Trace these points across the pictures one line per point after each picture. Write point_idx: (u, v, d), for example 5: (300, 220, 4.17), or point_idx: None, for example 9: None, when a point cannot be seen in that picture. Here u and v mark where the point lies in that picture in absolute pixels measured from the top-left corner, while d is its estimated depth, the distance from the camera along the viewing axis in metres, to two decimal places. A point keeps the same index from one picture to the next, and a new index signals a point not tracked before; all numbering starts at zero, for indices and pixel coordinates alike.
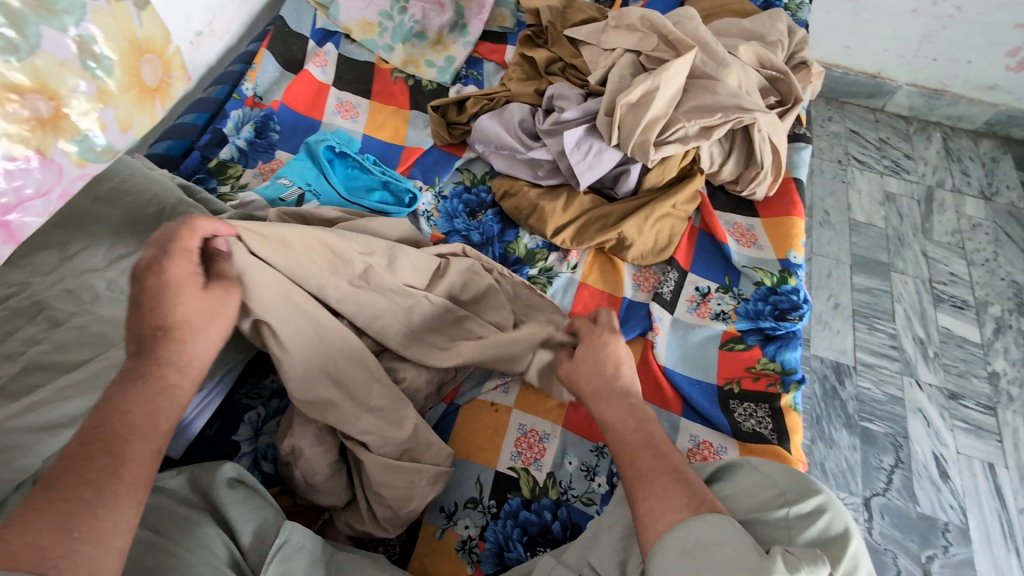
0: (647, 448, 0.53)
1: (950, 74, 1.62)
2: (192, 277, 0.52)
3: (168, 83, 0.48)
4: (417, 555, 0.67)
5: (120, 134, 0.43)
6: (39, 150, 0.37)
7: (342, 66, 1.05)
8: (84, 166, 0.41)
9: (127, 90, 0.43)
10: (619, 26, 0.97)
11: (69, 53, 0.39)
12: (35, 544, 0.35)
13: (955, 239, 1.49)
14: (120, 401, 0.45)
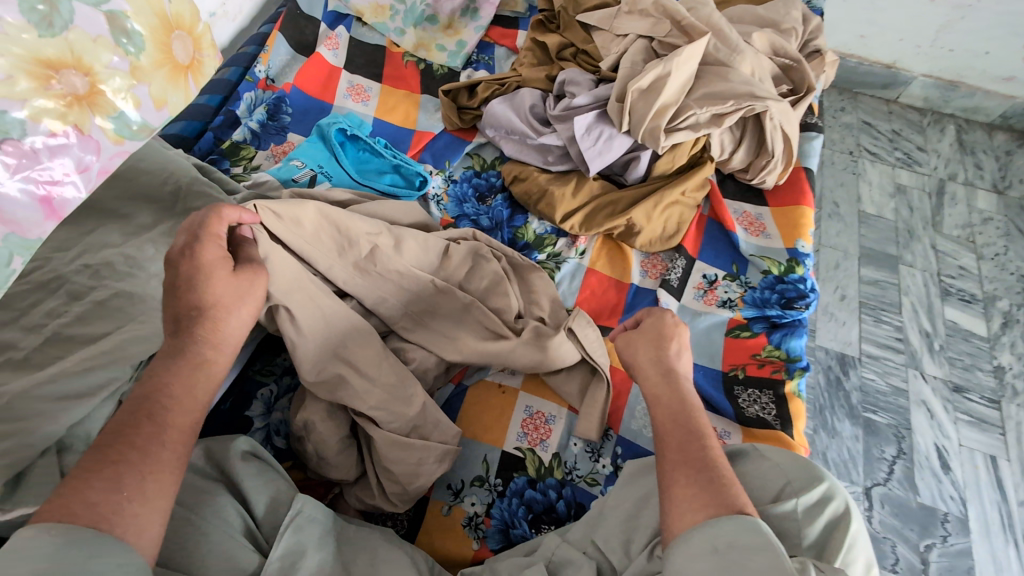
0: (687, 440, 0.53)
1: (966, 65, 1.60)
2: (221, 261, 0.54)
3: (198, 61, 0.49)
4: (425, 530, 0.69)
5: (156, 111, 0.43)
6: (77, 126, 0.39)
7: (354, 49, 1.06)
8: (121, 143, 0.42)
9: (159, 67, 0.44)
10: (632, 11, 0.96)
11: (102, 28, 0.40)
12: (88, 499, 0.39)
13: (965, 233, 1.48)
14: (164, 378, 0.48)
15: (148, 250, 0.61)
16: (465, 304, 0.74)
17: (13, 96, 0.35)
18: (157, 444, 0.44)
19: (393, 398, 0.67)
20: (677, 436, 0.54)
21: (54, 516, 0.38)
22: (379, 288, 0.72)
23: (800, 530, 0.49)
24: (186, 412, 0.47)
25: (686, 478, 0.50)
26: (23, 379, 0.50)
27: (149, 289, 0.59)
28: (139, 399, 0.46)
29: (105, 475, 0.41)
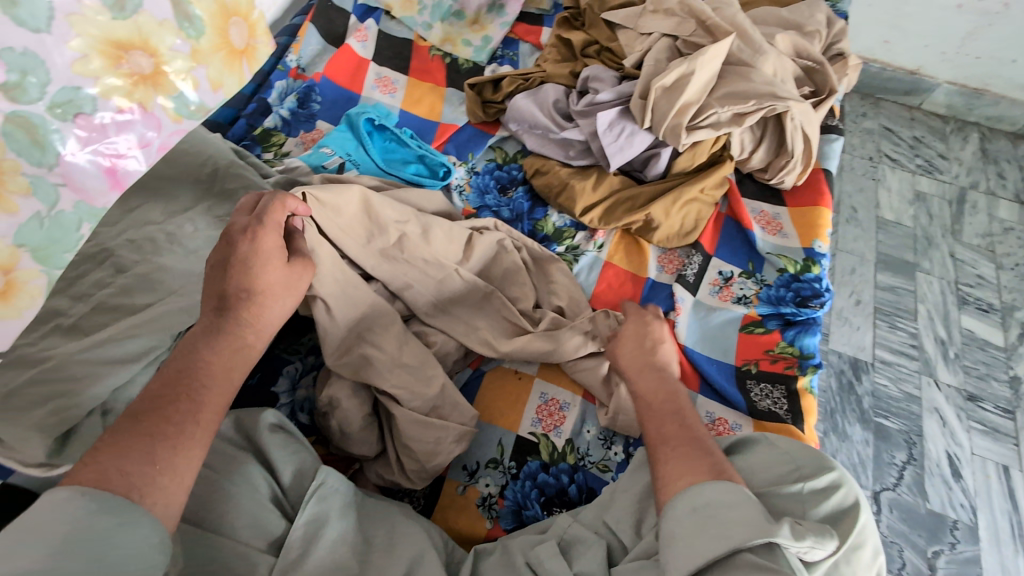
0: (674, 421, 0.60)
1: (992, 73, 1.58)
2: (275, 249, 0.58)
3: (252, 47, 0.52)
4: (440, 508, 0.72)
5: (212, 92, 0.47)
6: (141, 104, 0.42)
7: (382, 42, 1.08)
8: (179, 121, 0.45)
9: (216, 51, 0.47)
10: (658, 10, 0.97)
11: (167, 13, 0.43)
12: (123, 469, 0.41)
13: (985, 242, 1.48)
14: (204, 355, 0.50)
15: (187, 228, 0.64)
16: (487, 292, 0.77)
17: (87, 74, 0.39)
18: (191, 422, 0.46)
19: (415, 377, 0.70)
20: (663, 417, 0.61)
21: (88, 480, 0.40)
22: (405, 273, 0.75)
23: (807, 509, 0.50)
24: (219, 395, 0.49)
25: (670, 449, 0.56)
26: (72, 344, 0.54)
27: (187, 264, 0.62)
28: (177, 372, 0.49)
29: (139, 447, 0.43)
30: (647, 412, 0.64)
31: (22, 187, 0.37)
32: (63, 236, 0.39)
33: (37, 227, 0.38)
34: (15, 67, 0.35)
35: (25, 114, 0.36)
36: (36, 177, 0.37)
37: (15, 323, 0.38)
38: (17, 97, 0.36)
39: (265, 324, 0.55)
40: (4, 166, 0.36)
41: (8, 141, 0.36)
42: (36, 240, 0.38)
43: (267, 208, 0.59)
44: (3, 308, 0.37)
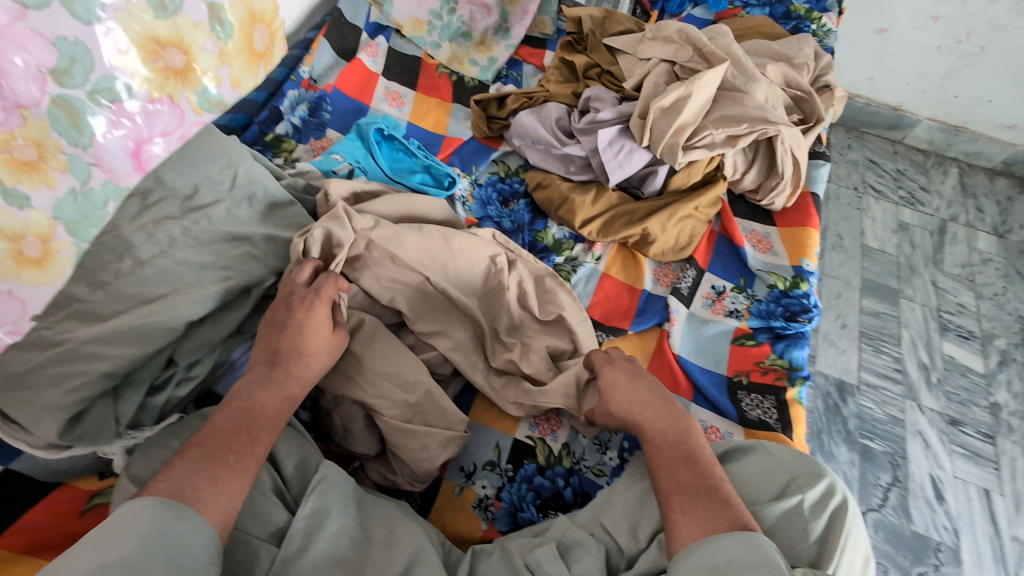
0: (687, 465, 0.57)
1: (970, 111, 1.67)
2: (325, 321, 0.63)
3: (270, 51, 0.55)
4: (437, 508, 0.73)
5: (232, 90, 0.49)
6: (169, 96, 0.44)
7: (391, 58, 1.12)
8: (200, 114, 0.47)
9: (240, 53, 0.49)
10: (656, 38, 1.03)
11: (202, 15, 0.45)
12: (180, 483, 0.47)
13: (965, 272, 1.53)
14: (259, 397, 0.57)
15: (202, 224, 0.66)
16: (469, 309, 0.76)
17: (124, 64, 0.40)
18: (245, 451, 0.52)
19: (397, 385, 0.70)
20: (677, 460, 0.58)
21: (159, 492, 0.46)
22: (394, 276, 0.74)
23: (806, 525, 0.52)
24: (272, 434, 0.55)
25: (685, 500, 0.54)
26: (88, 328, 0.55)
27: (201, 258, 0.64)
28: (241, 410, 0.55)
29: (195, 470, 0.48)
30: (654, 458, 0.60)
31: (61, 164, 0.38)
32: (92, 212, 0.41)
33: (70, 203, 0.39)
34: (66, 54, 0.37)
35: (69, 97, 0.37)
36: (71, 155, 0.38)
37: (49, 289, 0.40)
38: (64, 82, 0.37)
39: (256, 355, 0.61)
40: (48, 145, 0.37)
41: (52, 122, 0.37)
42: (70, 215, 0.39)
43: (321, 283, 0.65)
44: (39, 274, 0.39)
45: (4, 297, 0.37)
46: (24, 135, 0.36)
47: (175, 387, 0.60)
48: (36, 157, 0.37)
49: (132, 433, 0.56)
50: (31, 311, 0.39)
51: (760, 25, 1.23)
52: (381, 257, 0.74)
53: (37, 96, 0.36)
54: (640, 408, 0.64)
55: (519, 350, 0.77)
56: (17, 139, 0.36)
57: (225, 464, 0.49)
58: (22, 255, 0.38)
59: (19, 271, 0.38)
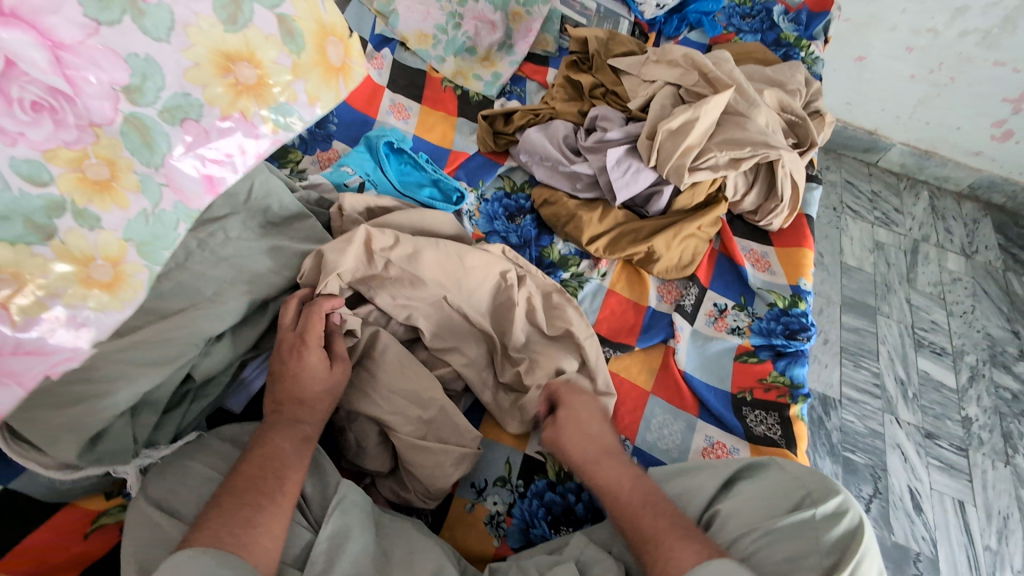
0: (649, 507, 0.58)
1: (940, 138, 1.74)
2: (320, 364, 0.63)
3: (349, 66, 0.60)
4: (449, 525, 0.72)
5: (309, 104, 0.54)
6: (242, 114, 0.49)
7: (396, 70, 1.12)
8: (276, 132, 0.52)
9: (315, 66, 0.55)
10: (661, 61, 1.06)
11: (273, 29, 0.51)
12: (229, 529, 0.49)
13: (937, 290, 1.59)
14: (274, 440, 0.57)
15: (219, 236, 0.66)
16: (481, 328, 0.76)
17: (196, 82, 0.47)
18: (277, 491, 0.53)
19: (412, 402, 0.69)
20: (638, 505, 0.59)
21: (205, 541, 0.47)
22: (409, 293, 0.74)
23: (819, 536, 0.53)
24: (296, 471, 0.56)
25: (656, 540, 0.54)
26: (107, 344, 0.54)
27: (217, 272, 0.63)
28: (262, 456, 0.56)
29: (239, 515, 0.50)
30: (618, 507, 0.60)
31: (133, 184, 0.44)
32: (164, 233, 0.46)
33: (142, 223, 0.44)
34: (137, 71, 0.43)
35: (141, 116, 0.44)
36: (145, 175, 0.44)
37: (117, 314, 0.43)
38: (136, 100, 0.44)
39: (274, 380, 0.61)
40: (120, 165, 0.43)
41: (125, 141, 0.43)
42: (141, 236, 0.44)
43: (308, 323, 0.64)
44: (108, 299, 0.43)
45: (69, 322, 0.41)
46: (96, 153, 0.42)
47: (189, 404, 0.61)
48: (109, 176, 0.43)
49: (148, 452, 0.56)
50: (97, 334, 0.43)
51: (753, 50, 1.27)
52: (399, 275, 0.74)
53: (111, 116, 0.43)
54: (594, 458, 0.64)
55: (527, 365, 0.76)
56: (90, 158, 0.42)
57: (264, 507, 0.51)
58: (92, 279, 0.42)
59: (88, 296, 0.42)
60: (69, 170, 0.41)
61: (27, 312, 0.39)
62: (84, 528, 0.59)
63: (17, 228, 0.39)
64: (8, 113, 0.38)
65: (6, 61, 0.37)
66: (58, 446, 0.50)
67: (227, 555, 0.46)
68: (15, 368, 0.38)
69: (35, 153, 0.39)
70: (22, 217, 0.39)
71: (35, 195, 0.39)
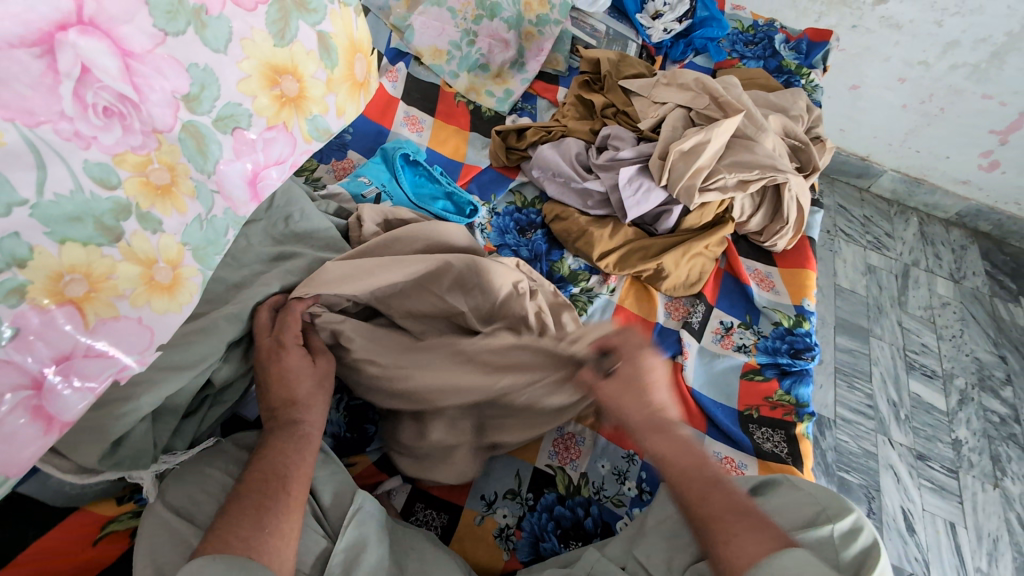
0: (716, 487, 0.55)
1: (930, 166, 1.79)
2: (302, 362, 0.62)
3: (368, 80, 0.65)
4: (459, 536, 0.72)
5: (337, 117, 0.59)
6: (284, 123, 0.53)
7: (411, 84, 1.14)
8: (310, 141, 0.56)
9: (343, 81, 0.59)
10: (672, 83, 1.09)
11: (313, 45, 0.54)
12: (241, 536, 0.48)
13: (927, 314, 1.62)
14: (276, 443, 0.57)
15: (240, 242, 0.67)
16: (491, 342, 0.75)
17: (246, 92, 0.49)
18: (284, 492, 0.53)
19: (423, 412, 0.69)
20: (705, 483, 0.55)
21: (216, 548, 0.47)
22: (419, 307, 0.73)
23: (838, 552, 0.54)
24: (303, 480, 0.55)
25: (730, 520, 0.51)
26: None
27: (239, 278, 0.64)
28: (274, 462, 0.55)
29: (248, 519, 0.50)
30: (681, 479, 0.56)
31: (189, 189, 0.45)
32: (216, 239, 0.47)
33: (197, 228, 0.45)
34: (196, 81, 0.45)
35: (197, 123, 0.46)
36: (199, 181, 0.46)
37: (176, 316, 0.44)
38: (193, 108, 0.45)
39: (294, 388, 0.61)
40: (179, 170, 0.44)
41: (182, 148, 0.45)
42: (196, 240, 0.45)
43: (284, 324, 0.63)
44: (168, 301, 0.43)
45: (136, 324, 0.41)
46: (159, 158, 0.43)
47: (207, 410, 0.61)
48: (170, 181, 0.44)
49: (165, 458, 0.56)
50: (158, 339, 0.42)
51: (756, 77, 1.30)
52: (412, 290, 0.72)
53: (171, 122, 0.44)
54: (638, 428, 0.61)
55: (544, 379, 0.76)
56: (153, 162, 0.43)
57: (277, 512, 0.51)
58: (155, 282, 0.42)
59: (151, 298, 0.42)
60: (134, 174, 0.41)
61: (99, 314, 0.39)
62: (93, 534, 0.58)
63: (88, 229, 0.38)
64: (83, 118, 0.39)
65: (81, 67, 0.38)
66: (80, 451, 0.50)
67: (235, 562, 0.45)
68: (87, 370, 0.38)
69: (104, 157, 0.40)
70: (93, 219, 0.39)
71: (105, 197, 0.39)
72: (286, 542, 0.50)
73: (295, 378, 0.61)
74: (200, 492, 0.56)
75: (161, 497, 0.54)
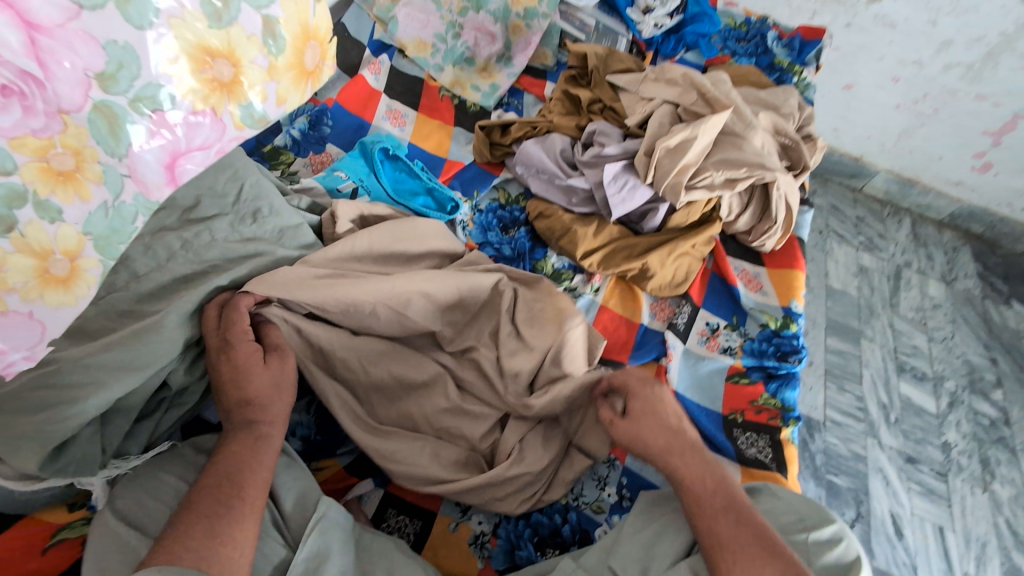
0: (731, 512, 0.55)
1: (923, 166, 1.77)
2: (254, 359, 0.59)
3: (320, 70, 0.54)
4: (432, 544, 0.69)
5: (276, 106, 0.48)
6: (214, 109, 0.43)
7: (394, 77, 1.11)
8: (242, 129, 0.46)
9: (290, 69, 0.48)
10: (660, 79, 1.06)
11: (256, 28, 0.44)
12: (190, 546, 0.46)
13: (918, 316, 1.61)
14: (231, 447, 0.54)
15: (204, 237, 0.65)
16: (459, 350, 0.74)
17: (171, 72, 0.40)
18: (239, 500, 0.50)
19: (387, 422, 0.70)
20: (721, 507, 0.56)
21: (163, 560, 0.44)
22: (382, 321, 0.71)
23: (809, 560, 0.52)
24: (261, 487, 0.53)
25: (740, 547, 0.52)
26: (78, 350, 0.52)
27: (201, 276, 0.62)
28: (229, 468, 0.52)
29: (201, 526, 0.47)
30: (694, 499, 0.58)
31: (95, 175, 0.38)
32: (121, 227, 0.41)
33: (101, 216, 0.40)
34: (113, 59, 0.37)
35: (111, 104, 0.38)
36: (106, 165, 0.39)
37: (71, 309, 0.40)
38: (108, 88, 0.37)
39: (255, 391, 0.58)
40: (86, 154, 0.38)
41: (91, 130, 0.37)
42: (100, 230, 0.40)
43: (232, 320, 0.60)
44: (63, 295, 0.39)
45: (25, 319, 0.38)
46: (63, 142, 0.37)
47: (163, 413, 0.60)
48: (73, 167, 0.38)
49: (117, 463, 0.55)
50: (51, 333, 0.40)
51: (748, 73, 1.28)
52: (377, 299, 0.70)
53: (80, 101, 0.37)
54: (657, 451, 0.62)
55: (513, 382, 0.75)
56: (56, 146, 0.37)
57: (231, 520, 0.48)
58: (48, 274, 0.38)
59: (44, 291, 0.38)
60: (33, 159, 0.36)
61: None
62: (44, 541, 0.55)
63: None
64: None
65: None
66: (22, 456, 0.48)
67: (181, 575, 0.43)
68: None
69: None
70: None
71: None
72: (238, 552, 0.47)
73: (258, 381, 0.59)
74: (151, 499, 0.53)
75: (111, 503, 0.52)
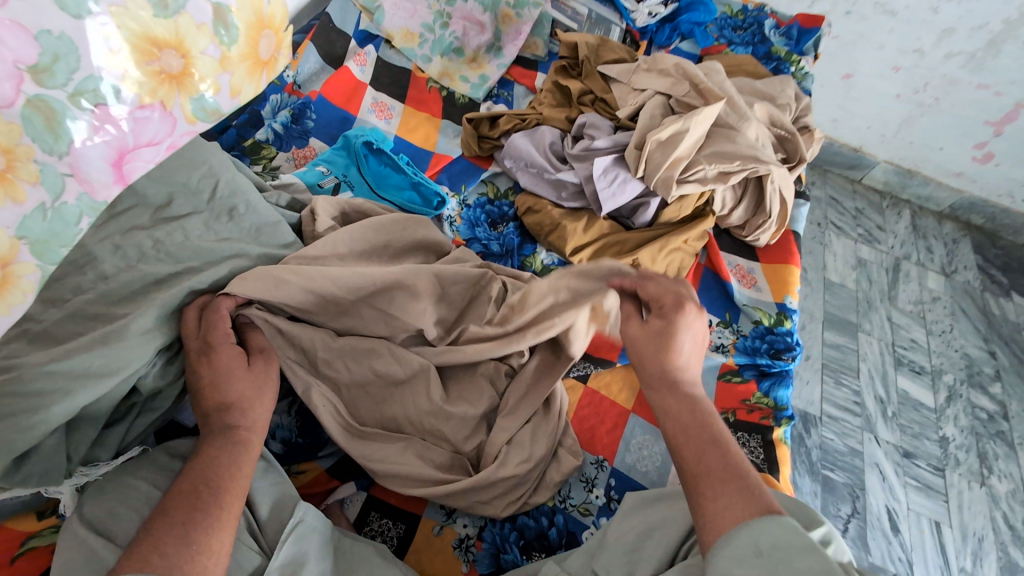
0: (714, 446, 0.52)
1: (923, 157, 1.74)
2: (234, 363, 0.58)
3: (277, 60, 0.51)
4: (415, 548, 0.68)
5: (231, 98, 0.46)
6: (162, 103, 0.41)
7: (381, 68, 1.09)
8: (194, 123, 0.44)
9: (244, 60, 0.46)
10: (652, 69, 1.04)
11: (207, 17, 0.42)
12: (160, 553, 0.44)
13: (917, 309, 1.59)
14: (206, 450, 0.53)
15: (177, 236, 0.63)
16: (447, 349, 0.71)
17: (114, 65, 0.38)
18: (214, 505, 0.49)
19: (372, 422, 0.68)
20: (706, 442, 0.53)
21: (133, 567, 0.42)
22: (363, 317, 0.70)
23: None
24: (236, 493, 0.51)
25: (723, 481, 0.49)
26: (42, 355, 0.50)
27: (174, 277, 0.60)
28: (202, 473, 0.51)
29: (171, 533, 0.45)
30: (680, 429, 0.55)
31: (30, 175, 0.35)
32: (62, 230, 0.38)
33: (38, 219, 0.37)
34: (48, 50, 0.35)
35: (47, 98, 0.35)
36: (43, 164, 0.36)
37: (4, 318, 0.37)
38: (43, 81, 0.35)
39: (232, 395, 0.56)
40: (18, 153, 0.35)
41: (25, 126, 0.35)
42: (35, 234, 0.37)
43: (211, 324, 0.59)
44: None
45: None
46: None
47: (134, 418, 0.58)
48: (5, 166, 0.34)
49: (84, 470, 0.53)
50: None
51: (744, 63, 1.26)
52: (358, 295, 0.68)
53: (12, 96, 0.34)
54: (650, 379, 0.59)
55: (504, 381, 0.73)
56: None
57: (205, 527, 0.47)
58: None
59: None
60: None
61: None
62: (11, 550, 0.53)
63: None
64: None
65: None
66: None
67: None
68: None
69: None
70: None
71: None
72: (211, 560, 0.46)
73: (233, 384, 0.57)
74: (121, 507, 0.51)
75: (80, 512, 0.51)
